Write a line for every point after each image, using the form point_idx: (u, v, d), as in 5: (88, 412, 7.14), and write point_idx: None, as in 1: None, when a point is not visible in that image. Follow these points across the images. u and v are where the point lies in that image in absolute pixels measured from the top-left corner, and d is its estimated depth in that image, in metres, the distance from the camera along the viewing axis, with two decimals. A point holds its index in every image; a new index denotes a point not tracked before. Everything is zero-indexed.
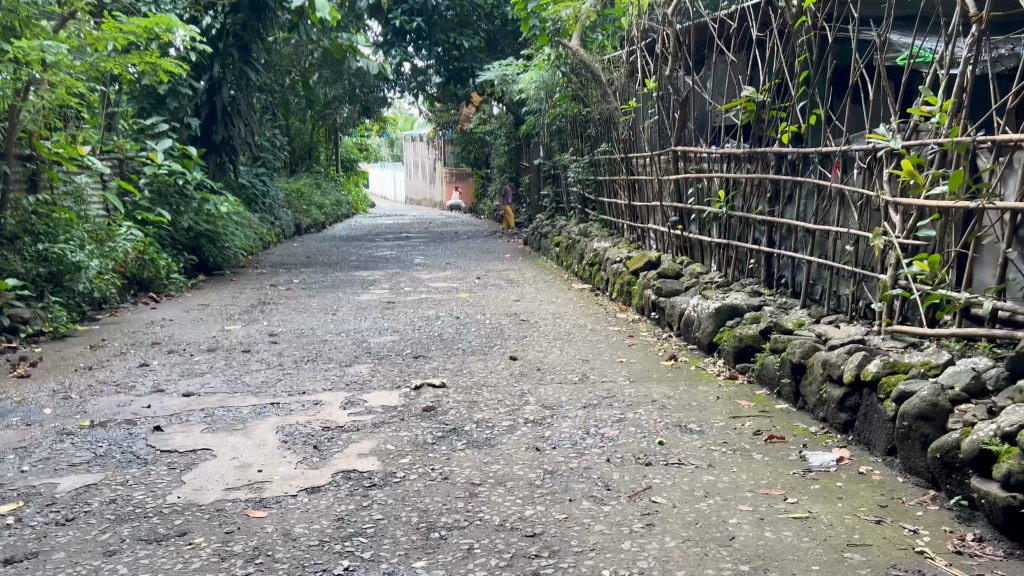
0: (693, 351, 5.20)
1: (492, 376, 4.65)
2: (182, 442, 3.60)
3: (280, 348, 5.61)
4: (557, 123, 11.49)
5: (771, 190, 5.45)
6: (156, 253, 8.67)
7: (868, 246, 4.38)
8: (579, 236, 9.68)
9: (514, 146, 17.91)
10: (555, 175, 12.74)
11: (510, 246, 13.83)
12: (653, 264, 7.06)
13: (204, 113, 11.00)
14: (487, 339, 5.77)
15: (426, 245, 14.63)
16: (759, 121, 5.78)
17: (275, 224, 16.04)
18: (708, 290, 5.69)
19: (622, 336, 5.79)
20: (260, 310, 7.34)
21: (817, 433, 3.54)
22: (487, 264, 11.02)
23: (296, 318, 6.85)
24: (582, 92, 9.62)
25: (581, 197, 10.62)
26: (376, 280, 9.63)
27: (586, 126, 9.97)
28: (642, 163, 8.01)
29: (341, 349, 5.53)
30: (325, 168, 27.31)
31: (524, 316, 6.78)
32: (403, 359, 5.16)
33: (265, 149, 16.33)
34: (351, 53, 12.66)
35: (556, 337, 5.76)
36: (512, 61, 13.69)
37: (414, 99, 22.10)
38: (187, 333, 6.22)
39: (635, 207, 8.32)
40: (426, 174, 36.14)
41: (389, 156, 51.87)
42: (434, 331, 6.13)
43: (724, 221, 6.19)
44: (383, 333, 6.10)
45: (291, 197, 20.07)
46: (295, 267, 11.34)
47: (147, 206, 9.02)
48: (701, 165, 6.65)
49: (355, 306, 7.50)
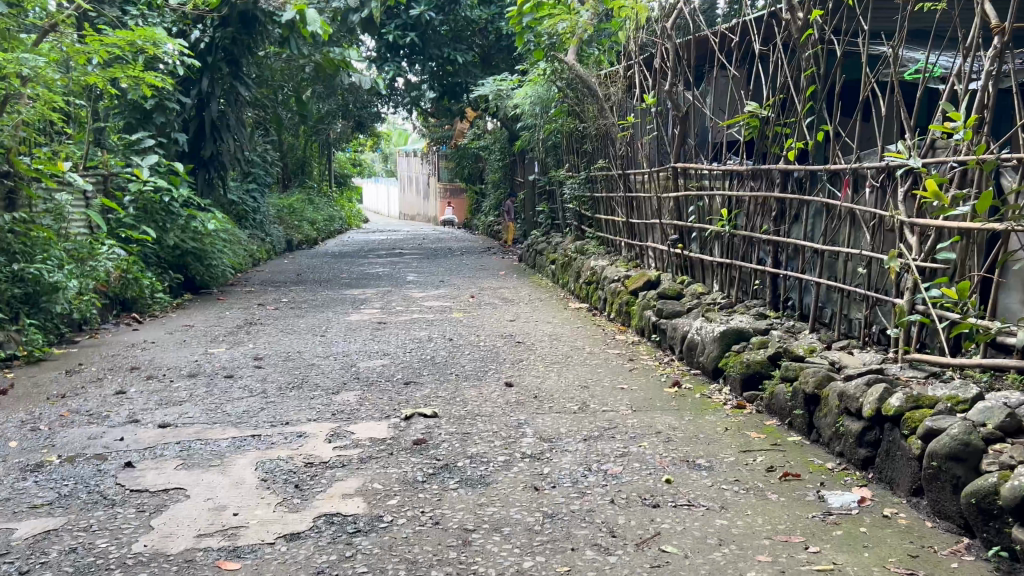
0: (697, 376, 4.97)
1: (487, 405, 4.41)
2: (154, 480, 3.35)
3: (265, 373, 5.37)
4: (552, 138, 11.31)
5: (776, 208, 5.25)
6: (140, 271, 8.42)
7: (881, 269, 4.16)
8: (576, 254, 9.47)
9: (508, 162, 17.74)
10: (551, 190, 12.55)
11: (504, 263, 13.61)
12: (652, 284, 6.85)
13: (192, 128, 10.77)
14: (481, 363, 5.53)
15: (420, 262, 14.40)
16: (763, 138, 5.58)
17: (266, 241, 15.81)
18: (711, 312, 5.48)
19: (622, 360, 5.57)
20: (246, 331, 7.10)
21: (834, 470, 3.31)
22: (482, 282, 10.79)
23: (283, 340, 6.61)
24: (578, 108, 9.43)
25: (577, 213, 10.42)
26: (367, 299, 9.39)
27: (583, 141, 9.77)
28: (640, 180, 7.81)
29: (329, 375, 5.28)
30: (318, 183, 27.12)
31: (519, 338, 6.55)
32: (393, 386, 4.92)
33: (256, 165, 16.12)
34: (343, 68, 12.48)
35: (553, 361, 5.53)
36: (506, 75, 13.52)
37: (408, 114, 21.93)
38: (169, 357, 5.97)
39: (633, 224, 8.12)
40: (420, 190, 35.97)
41: (382, 171, 51.72)
42: (426, 354, 5.89)
43: (726, 240, 5.99)
44: (373, 356, 5.86)
45: (282, 212, 19.84)
46: (285, 285, 11.10)
47: (132, 223, 8.78)
48: (702, 182, 6.46)
49: (345, 328, 7.25)
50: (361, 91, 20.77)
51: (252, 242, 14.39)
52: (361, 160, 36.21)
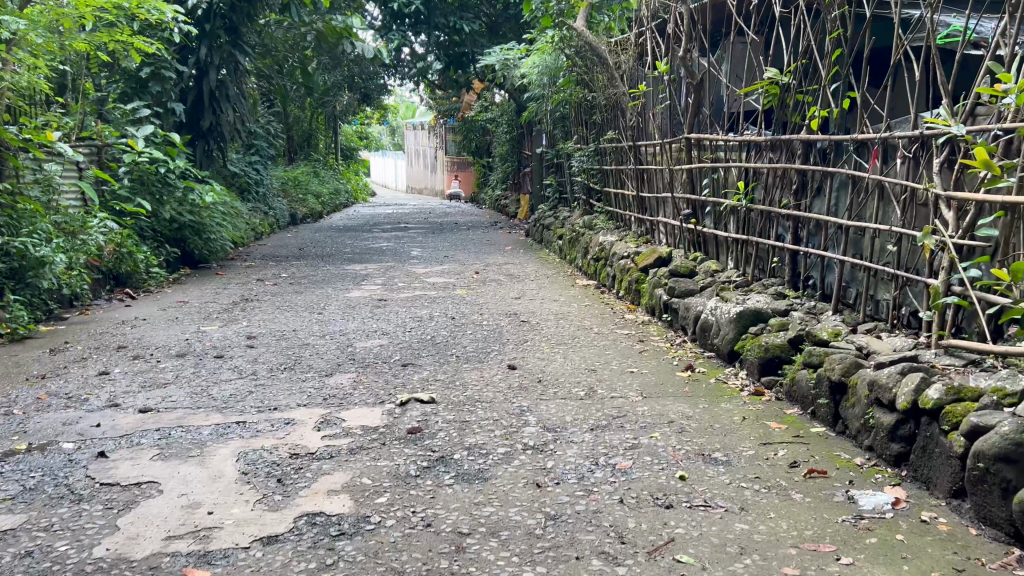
0: (711, 359, 4.70)
1: (488, 390, 4.15)
2: (127, 473, 3.11)
3: (256, 354, 5.12)
4: (560, 110, 10.97)
5: (797, 181, 4.95)
6: (134, 245, 8.18)
7: (912, 246, 3.87)
8: (583, 229, 9.18)
9: (516, 134, 17.39)
10: (558, 163, 12.23)
11: (511, 238, 13.32)
12: (664, 261, 6.56)
13: (190, 98, 10.47)
14: (483, 344, 5.27)
15: (424, 236, 14.12)
16: (783, 106, 5.27)
17: (269, 214, 15.54)
18: (726, 291, 5.20)
19: (632, 341, 5.30)
20: (241, 308, 6.85)
21: (864, 467, 3.04)
22: (487, 258, 10.51)
23: (279, 317, 6.36)
24: (587, 77, 9.09)
25: (586, 187, 10.11)
26: (369, 275, 9.13)
27: (592, 113, 9.44)
28: (651, 152, 7.50)
29: (323, 355, 5.03)
30: (324, 156, 26.78)
31: (524, 316, 6.28)
32: (390, 368, 4.67)
33: (259, 136, 15.81)
34: (345, 36, 12.13)
35: (559, 342, 5.27)
36: (513, 45, 13.14)
37: (414, 86, 21.53)
38: (159, 335, 5.73)
39: (643, 199, 7.82)
40: (427, 163, 35.60)
41: (389, 144, 51.28)
42: (427, 334, 5.62)
43: (742, 215, 5.70)
44: (371, 335, 5.61)
45: (287, 185, 19.56)
46: (286, 260, 10.85)
47: (126, 196, 8.52)
48: (717, 154, 6.15)
49: (343, 305, 6.99)
50: (366, 61, 20.38)
51: (254, 216, 14.12)
52: (368, 133, 35.82)
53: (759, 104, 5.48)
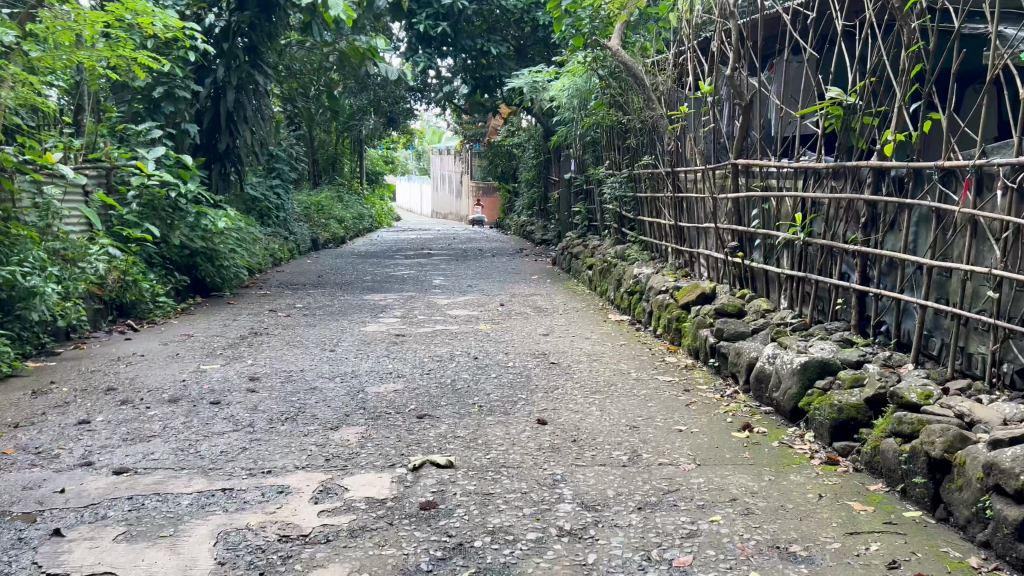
0: (770, 415, 4.13)
1: (515, 452, 3.59)
2: (81, 559, 2.59)
3: (256, 400, 4.60)
4: (591, 134, 10.47)
5: (867, 213, 4.38)
6: (141, 274, 7.75)
7: (1016, 293, 3.28)
8: (616, 259, 8.64)
9: (542, 160, 16.96)
10: (588, 189, 11.71)
11: (537, 266, 12.80)
12: (708, 298, 6.00)
13: (206, 119, 10.10)
14: (509, 391, 4.71)
15: (448, 263, 13.64)
16: (847, 129, 4.72)
17: (289, 239, 15.13)
18: (783, 336, 4.63)
19: (676, 390, 4.73)
20: (248, 343, 6.35)
21: (982, 570, 2.46)
22: (513, 288, 9.98)
23: (286, 355, 5.85)
24: (621, 99, 8.57)
25: (618, 215, 9.57)
26: (388, 306, 8.63)
27: (626, 137, 8.91)
28: (693, 179, 6.96)
29: (331, 403, 4.50)
30: (349, 180, 26.47)
31: (554, 357, 5.73)
32: (404, 420, 4.12)
33: (281, 160, 15.45)
34: (369, 57, 11.73)
35: (595, 390, 4.71)
36: (542, 67, 12.67)
37: (440, 110, 21.17)
38: (154, 375, 5.24)
39: (682, 229, 7.29)
40: (453, 187, 35.28)
41: (415, 168, 51.13)
42: (447, 378, 5.08)
43: (798, 250, 5.14)
44: (385, 378, 5.08)
45: (309, 210, 19.21)
46: (303, 288, 10.39)
47: (134, 221, 8.11)
48: (768, 182, 5.61)
49: (358, 340, 6.48)
50: (391, 84, 20.05)
51: (273, 241, 13.72)
52: (394, 157, 35.57)
53: (818, 128, 4.93)
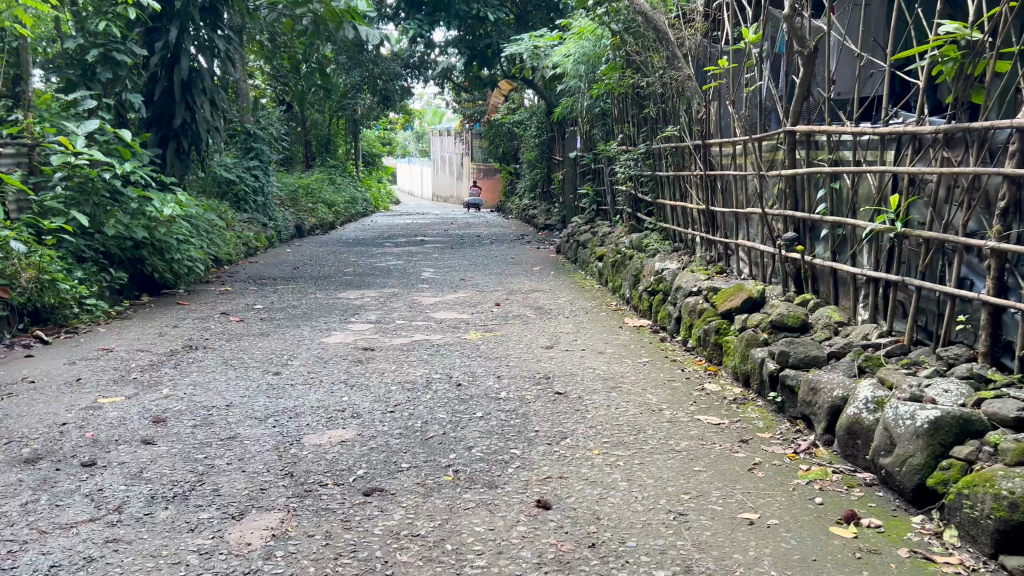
0: (877, 492, 2.84)
1: (500, 573, 2.30)
2: None
3: (146, 459, 3.29)
4: (601, 104, 9.12)
5: (1007, 196, 3.07)
6: (63, 271, 6.42)
7: None
8: (632, 250, 7.35)
9: (546, 139, 15.67)
10: (597, 169, 10.40)
11: (539, 255, 11.50)
12: (756, 304, 4.70)
13: (158, 91, 8.73)
14: (499, 446, 3.40)
15: (441, 252, 12.36)
16: (961, 79, 3.40)
17: (269, 226, 13.80)
18: (881, 369, 3.33)
19: (730, 441, 3.43)
20: (175, 362, 5.05)
21: None
22: (511, 282, 8.69)
23: (217, 381, 4.56)
24: (638, 59, 7.19)
25: (632, 199, 8.28)
26: (364, 306, 7.33)
27: (644, 106, 7.57)
28: (732, 153, 5.70)
29: (247, 466, 3.21)
30: (343, 162, 25.10)
31: (561, 381, 4.45)
32: (343, 502, 2.84)
33: (259, 139, 14.09)
34: (348, 19, 10.35)
35: (619, 442, 3.42)
36: (544, 32, 11.27)
37: (437, 87, 19.79)
38: (31, 414, 3.93)
39: (714, 215, 6.00)
40: (454, 170, 33.97)
41: (415, 150, 49.69)
42: (418, 419, 3.79)
43: (886, 244, 3.85)
44: (337, 420, 3.81)
45: (296, 194, 17.87)
46: (272, 283, 9.11)
47: (60, 208, 6.78)
48: (843, 154, 4.32)
49: (316, 355, 5.20)
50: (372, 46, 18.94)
51: (247, 229, 12.41)
52: (391, 137, 34.19)
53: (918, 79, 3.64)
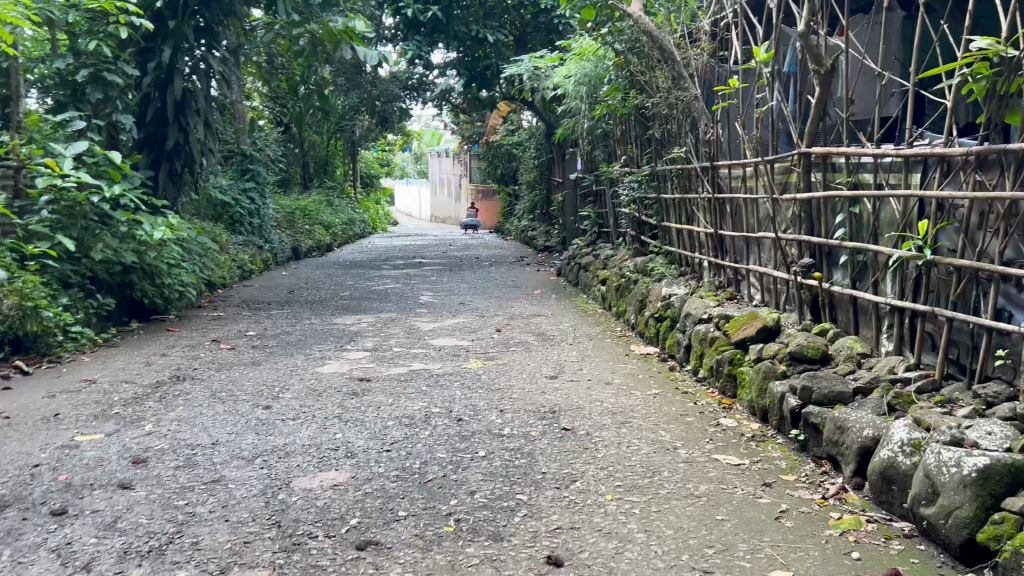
0: (919, 545, 2.61)
1: None
2: None
3: (122, 507, 3.04)
4: (603, 125, 8.93)
5: None
6: (47, 298, 6.18)
7: None
8: (637, 274, 7.13)
9: (545, 160, 15.50)
10: (599, 190, 10.20)
11: (539, 278, 11.29)
12: (771, 333, 4.47)
13: (151, 112, 8.52)
14: (503, 490, 3.16)
15: (440, 274, 12.14)
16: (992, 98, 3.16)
17: (264, 249, 13.58)
18: (914, 407, 3.11)
19: (751, 485, 3.19)
20: (161, 395, 4.80)
21: None
22: (512, 306, 8.47)
23: (204, 416, 4.31)
24: (642, 79, 7.01)
25: (635, 221, 8.07)
26: (360, 332, 7.10)
27: (648, 126, 7.38)
28: (741, 175, 5.50)
29: (231, 514, 2.96)
30: (341, 183, 24.94)
31: (567, 415, 4.21)
32: (335, 558, 2.60)
33: (255, 160, 13.91)
34: (345, 40, 10.16)
35: (632, 486, 3.18)
36: (544, 53, 11.09)
37: (436, 108, 19.67)
38: (3, 454, 3.68)
39: (723, 239, 5.79)
40: (452, 190, 33.84)
41: (413, 170, 49.62)
42: (416, 459, 3.55)
43: (911, 272, 3.63)
44: (329, 460, 3.56)
45: (293, 215, 17.68)
46: (266, 308, 8.88)
47: (45, 232, 6.55)
48: (863, 177, 4.11)
49: (309, 387, 4.96)
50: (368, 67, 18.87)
51: (242, 251, 12.19)
52: (389, 158, 34.09)
53: (945, 98, 3.42)
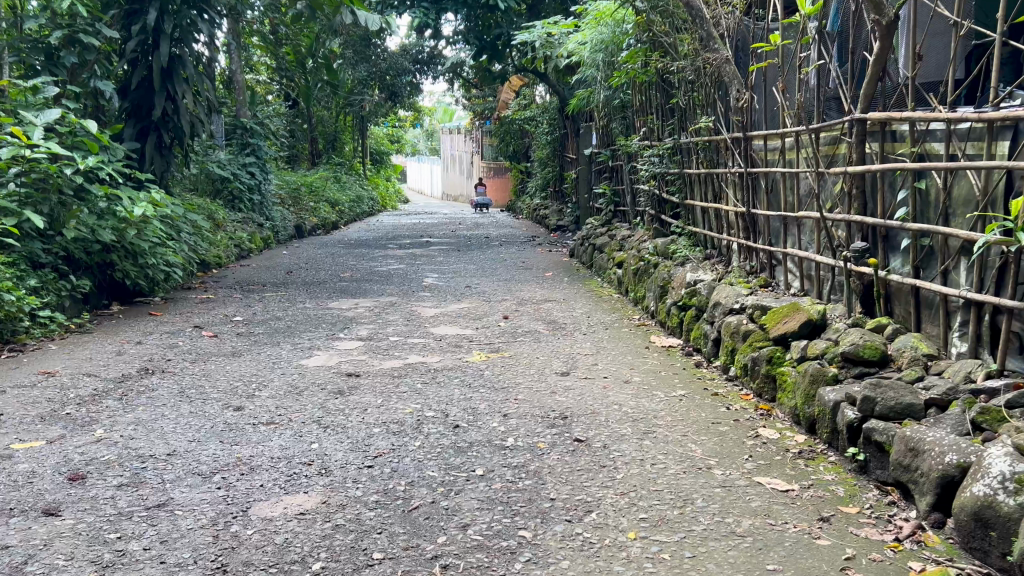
0: None
1: None
2: None
3: (39, 542, 2.49)
4: (621, 95, 8.31)
5: None
6: (12, 280, 5.63)
7: None
8: (658, 257, 6.55)
9: (558, 135, 14.91)
10: (615, 166, 9.60)
11: (551, 259, 10.72)
12: (817, 327, 3.89)
13: (136, 79, 7.93)
14: (502, 523, 2.61)
15: (447, 255, 11.60)
16: None
17: (265, 226, 13.02)
18: (1011, 429, 2.52)
19: (805, 520, 2.63)
20: (123, 391, 4.26)
21: None
22: (522, 290, 7.91)
23: (166, 419, 3.76)
24: (666, 42, 6.37)
25: (655, 199, 7.48)
26: (357, 318, 6.55)
27: (671, 95, 6.75)
28: (779, 147, 4.89)
29: (169, 555, 2.42)
30: (350, 159, 24.35)
31: (582, 421, 3.64)
32: None
33: (256, 134, 13.33)
34: (346, 3, 9.53)
35: (660, 520, 2.63)
36: (557, 20, 10.40)
37: (446, 82, 19.05)
38: None
39: (755, 219, 5.19)
40: (463, 168, 33.23)
41: (425, 148, 48.99)
42: (401, 478, 2.99)
43: (996, 260, 3.03)
44: (299, 479, 3.01)
45: (298, 192, 17.11)
46: (260, 290, 8.33)
47: (13, 208, 5.98)
48: (932, 146, 3.49)
49: (290, 383, 4.41)
50: (377, 39, 18.26)
51: (241, 229, 11.66)
52: (400, 135, 33.45)
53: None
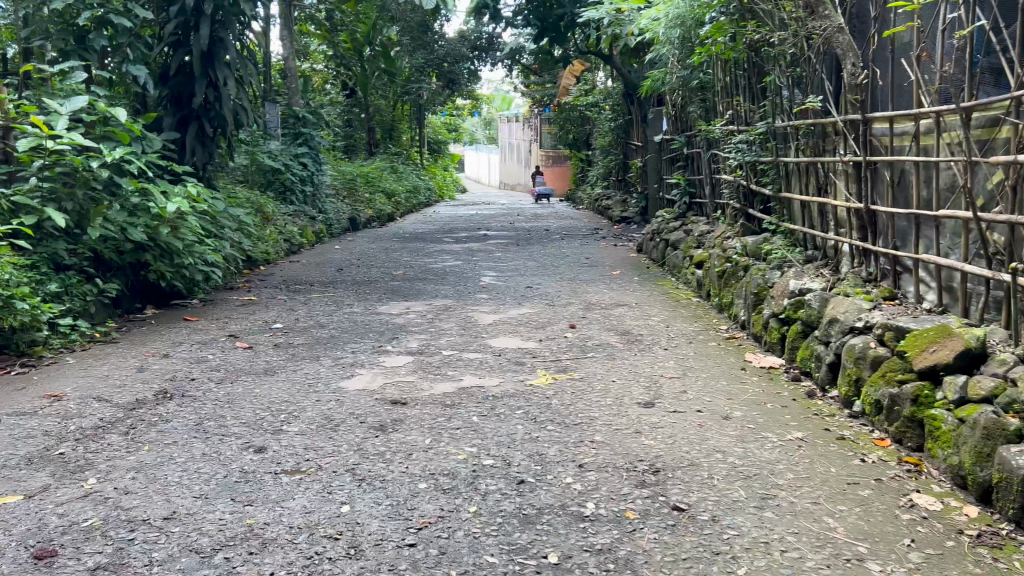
0: None
1: None
2: None
3: None
4: (700, 75, 7.48)
5: None
6: (30, 285, 5.11)
7: None
8: (748, 257, 5.73)
9: (623, 123, 14.09)
10: (690, 155, 8.77)
11: (617, 255, 9.94)
12: (976, 358, 3.04)
13: (175, 64, 7.39)
14: None
15: (506, 249, 10.92)
16: None
17: (316, 219, 12.50)
18: None
19: None
20: (131, 422, 3.65)
21: None
22: (589, 291, 7.16)
23: (173, 464, 3.13)
24: (761, 12, 5.54)
25: (740, 191, 6.65)
26: (407, 325, 5.89)
27: (765, 74, 5.90)
28: (911, 131, 4.02)
29: None
30: (407, 148, 23.81)
31: (677, 477, 2.89)
32: None
33: (309, 123, 12.77)
34: None
35: None
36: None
37: (505, 68, 18.35)
38: None
39: (874, 217, 4.35)
40: (522, 156, 32.50)
41: (483, 136, 48.36)
42: (452, 567, 2.30)
43: None
44: (319, 565, 2.33)
45: (354, 182, 16.57)
46: (307, 290, 7.75)
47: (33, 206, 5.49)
48: None
49: (325, 413, 3.76)
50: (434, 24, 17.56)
51: (291, 222, 11.13)
52: (458, 123, 32.88)
53: None
